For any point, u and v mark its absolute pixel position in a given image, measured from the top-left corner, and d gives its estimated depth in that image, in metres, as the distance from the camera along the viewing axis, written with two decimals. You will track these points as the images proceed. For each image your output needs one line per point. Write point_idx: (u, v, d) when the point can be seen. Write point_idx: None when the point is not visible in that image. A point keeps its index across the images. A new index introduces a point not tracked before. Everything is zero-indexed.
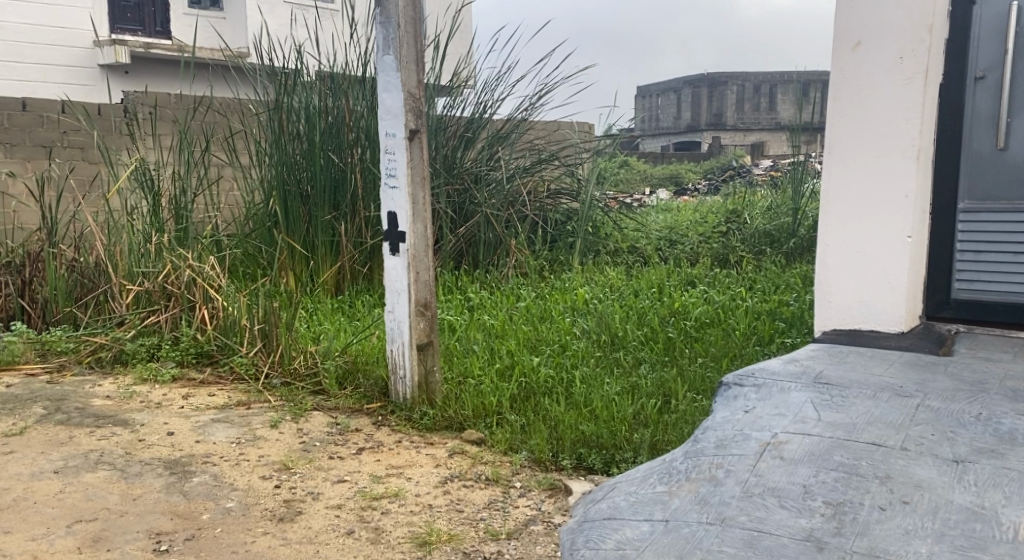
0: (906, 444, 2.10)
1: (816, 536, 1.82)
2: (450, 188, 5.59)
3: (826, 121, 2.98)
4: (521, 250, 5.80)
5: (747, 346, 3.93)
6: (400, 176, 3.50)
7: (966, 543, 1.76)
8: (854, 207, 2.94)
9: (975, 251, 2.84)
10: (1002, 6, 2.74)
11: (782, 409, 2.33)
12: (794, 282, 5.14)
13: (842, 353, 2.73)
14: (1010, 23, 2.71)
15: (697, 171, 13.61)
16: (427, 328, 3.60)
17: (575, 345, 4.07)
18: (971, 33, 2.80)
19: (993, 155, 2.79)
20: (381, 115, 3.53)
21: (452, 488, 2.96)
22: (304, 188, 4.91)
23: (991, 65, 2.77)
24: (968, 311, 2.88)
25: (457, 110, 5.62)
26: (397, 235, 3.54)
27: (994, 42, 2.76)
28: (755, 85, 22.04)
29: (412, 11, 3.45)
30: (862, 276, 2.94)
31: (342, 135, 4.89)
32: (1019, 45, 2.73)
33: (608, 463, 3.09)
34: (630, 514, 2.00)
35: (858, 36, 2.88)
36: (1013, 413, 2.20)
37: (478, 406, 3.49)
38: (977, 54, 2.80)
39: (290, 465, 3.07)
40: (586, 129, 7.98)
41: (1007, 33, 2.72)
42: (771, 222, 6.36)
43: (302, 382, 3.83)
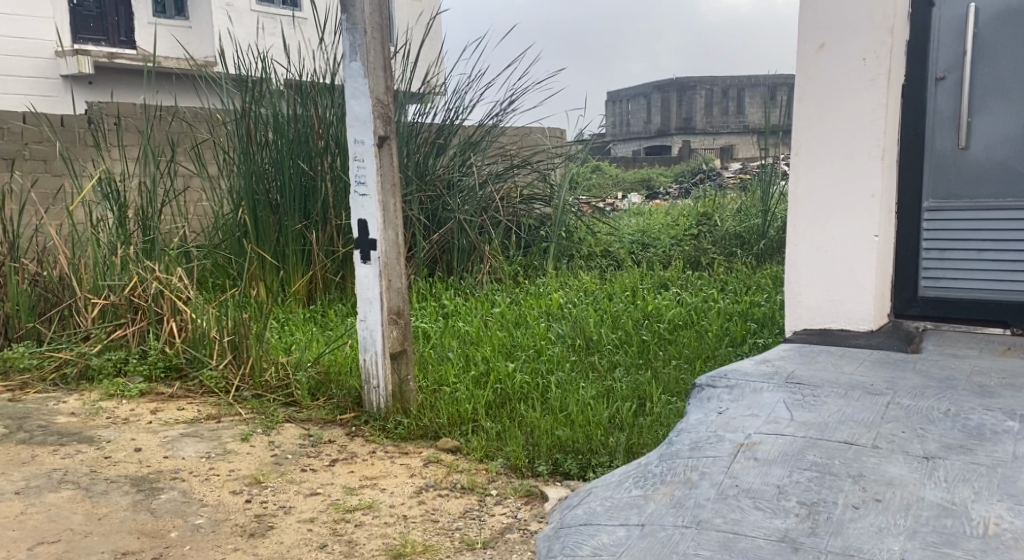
0: (878, 442, 2.11)
1: (791, 537, 1.82)
2: (423, 196, 5.57)
3: (792, 123, 3.00)
4: (495, 256, 5.79)
5: (720, 347, 3.94)
6: (370, 184, 3.47)
7: (938, 539, 1.77)
8: (822, 207, 2.97)
9: (941, 249, 2.87)
10: (960, 8, 2.78)
11: (755, 410, 2.33)
12: (764, 282, 5.17)
13: (814, 353, 2.74)
14: (968, 25, 2.74)
15: (668, 175, 13.70)
16: (400, 337, 3.60)
17: (551, 350, 4.05)
18: (931, 34, 2.83)
19: (956, 155, 2.83)
20: (348, 122, 3.50)
21: (427, 499, 2.94)
22: (274, 198, 4.86)
23: (951, 66, 2.81)
24: (935, 309, 2.91)
25: (428, 117, 5.64)
26: (368, 243, 3.51)
27: (954, 43, 2.80)
28: (722, 89, 22.21)
29: (379, 18, 3.44)
30: (831, 276, 2.97)
31: (311, 143, 4.84)
32: (979, 45, 2.76)
33: (585, 468, 3.08)
34: (607, 519, 1.99)
35: (821, 39, 2.91)
36: (981, 408, 2.21)
37: (454, 414, 3.47)
38: (937, 56, 2.83)
39: (261, 479, 3.03)
40: (558, 134, 8.00)
41: (965, 35, 2.76)
42: (742, 224, 6.40)
43: (273, 394, 3.79)
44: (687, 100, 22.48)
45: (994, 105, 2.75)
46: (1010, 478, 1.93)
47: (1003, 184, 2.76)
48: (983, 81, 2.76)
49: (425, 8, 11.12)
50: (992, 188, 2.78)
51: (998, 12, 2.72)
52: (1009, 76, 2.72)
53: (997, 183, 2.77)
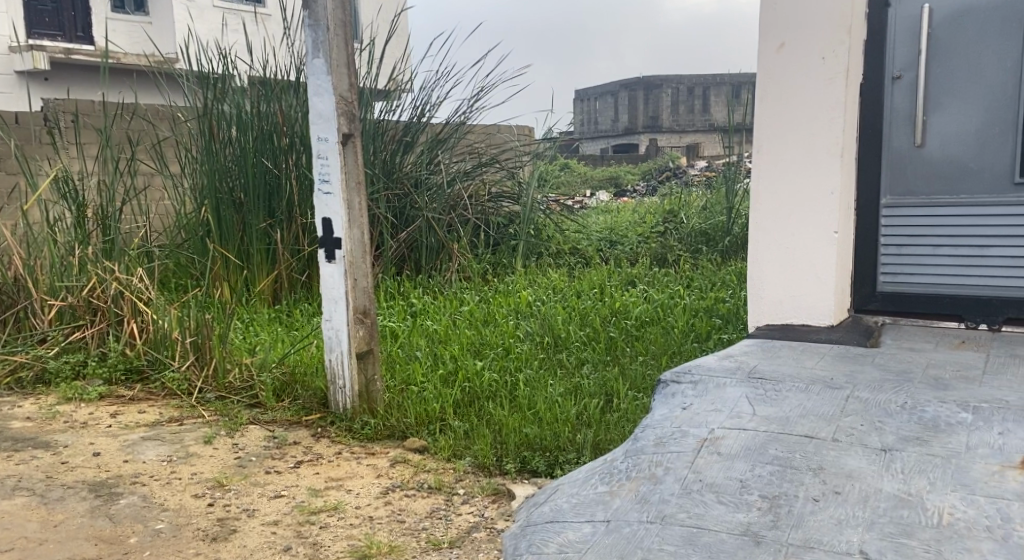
0: (837, 435, 2.14)
1: (753, 530, 1.84)
2: (390, 193, 5.55)
3: (754, 122, 3.04)
4: (463, 254, 5.77)
5: (686, 343, 3.98)
6: (334, 182, 3.45)
7: (894, 530, 1.80)
8: (782, 204, 3.01)
9: (898, 245, 2.92)
10: (915, 8, 2.82)
11: (719, 405, 2.36)
12: (729, 279, 5.23)
13: (775, 348, 2.78)
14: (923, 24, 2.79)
15: (636, 173, 13.78)
16: (366, 336, 3.56)
17: (519, 348, 4.06)
18: (887, 34, 2.88)
19: (912, 152, 2.87)
20: (312, 119, 3.47)
21: (393, 499, 2.93)
22: (238, 197, 4.81)
23: (907, 65, 2.85)
24: (893, 304, 2.96)
25: (395, 114, 5.60)
26: (333, 242, 3.49)
27: (909, 42, 2.84)
28: (687, 88, 22.54)
29: (342, 14, 3.40)
30: (793, 273, 3.00)
31: (275, 141, 4.80)
32: (933, 44, 2.81)
33: (553, 465, 3.09)
34: (573, 517, 2.01)
35: (781, 38, 2.95)
36: (936, 401, 2.25)
37: (421, 413, 3.46)
38: (893, 55, 2.88)
39: (224, 482, 3.01)
40: (525, 131, 8.01)
41: (920, 34, 2.81)
42: (707, 221, 6.46)
43: (237, 395, 3.76)
44: (654, 98, 22.62)
45: (948, 104, 2.80)
46: (964, 469, 1.96)
47: (957, 181, 2.81)
48: (938, 80, 2.81)
49: (390, 5, 11.05)
50: (947, 185, 2.83)
51: (952, 12, 2.77)
52: (963, 75, 2.77)
53: (952, 180, 2.82)
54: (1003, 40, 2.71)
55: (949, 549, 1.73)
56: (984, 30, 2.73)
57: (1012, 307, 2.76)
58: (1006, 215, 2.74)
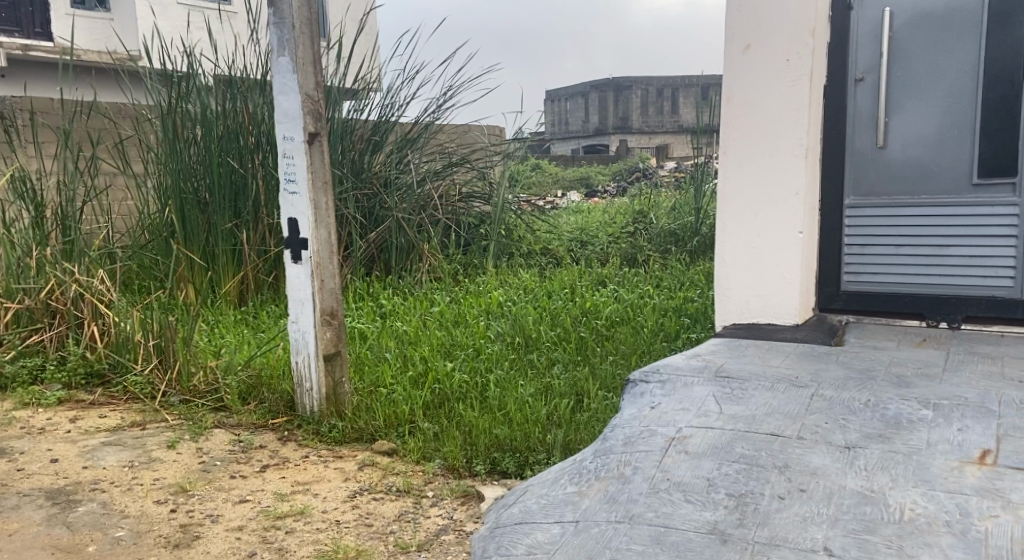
0: (802, 433, 2.15)
1: (719, 529, 1.84)
2: (359, 193, 5.51)
3: (720, 122, 3.08)
4: (434, 254, 5.75)
5: (655, 342, 4.00)
6: (300, 182, 3.42)
7: (858, 526, 1.81)
8: (749, 204, 3.05)
9: (861, 244, 3.04)
10: (877, 12, 2.92)
11: (686, 404, 2.36)
12: (698, 279, 5.26)
13: (741, 347, 2.80)
14: (884, 29, 2.89)
15: (606, 174, 13.82)
16: (335, 338, 3.54)
17: (489, 348, 4.05)
18: (850, 37, 2.96)
19: (875, 153, 2.98)
20: (278, 118, 3.44)
21: (360, 503, 2.91)
22: (203, 196, 4.75)
23: (870, 68, 2.95)
24: (857, 303, 3.07)
25: (363, 113, 5.56)
26: (299, 242, 3.45)
27: (871, 46, 2.94)
28: (657, 89, 22.71)
29: (308, 12, 3.37)
30: (759, 272, 3.05)
31: (242, 139, 4.74)
32: (894, 48, 2.91)
33: (523, 465, 3.09)
34: (542, 517, 2.00)
35: (748, 39, 2.99)
36: (898, 398, 2.27)
37: (391, 415, 3.44)
38: (856, 58, 2.97)
39: (188, 487, 2.96)
40: (495, 131, 8.00)
41: (882, 38, 2.90)
42: (676, 221, 6.50)
43: (202, 399, 3.72)
44: (624, 99, 22.70)
45: (909, 107, 2.91)
46: (925, 466, 1.98)
47: (917, 181, 2.92)
48: (899, 83, 2.91)
49: (359, 3, 10.96)
50: (908, 186, 2.94)
51: (912, 17, 2.88)
52: (922, 78, 2.88)
53: (912, 181, 2.93)
54: (961, 45, 2.82)
55: (910, 544, 1.74)
56: (942, 35, 2.84)
57: (970, 306, 2.88)
58: (963, 216, 2.86)
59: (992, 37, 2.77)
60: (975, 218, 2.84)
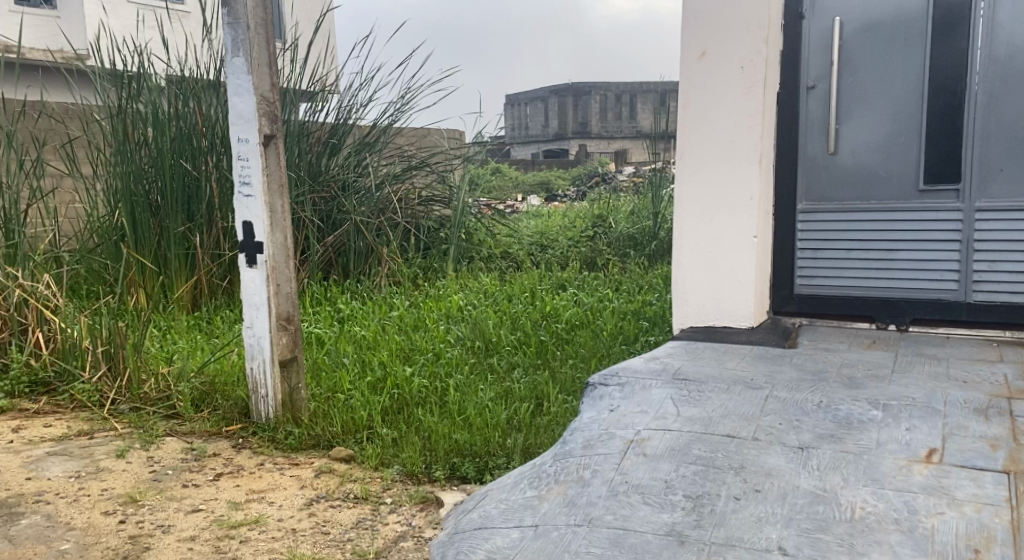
0: (758, 434, 2.16)
1: (677, 530, 1.85)
2: (316, 196, 5.45)
3: (676, 128, 3.10)
4: (393, 258, 5.71)
5: (614, 346, 4.00)
6: (255, 184, 3.36)
7: (811, 525, 1.82)
8: (705, 209, 3.08)
9: (813, 249, 3.13)
10: (827, 21, 3.01)
11: (644, 407, 2.36)
12: (656, 282, 5.29)
13: (699, 350, 2.81)
14: (835, 38, 2.98)
15: (566, 178, 13.84)
16: (290, 343, 3.50)
17: (449, 353, 4.01)
18: (802, 45, 3.05)
19: (825, 159, 3.07)
20: (232, 120, 3.38)
21: (317, 510, 2.87)
22: (154, 199, 4.66)
23: (820, 76, 3.04)
24: (810, 305, 3.16)
25: (320, 115, 5.52)
26: (254, 246, 3.40)
27: (822, 54, 3.03)
28: (615, 95, 22.85)
29: (263, 12, 3.32)
30: (714, 276, 3.08)
31: (195, 141, 4.65)
32: (843, 57, 3.01)
33: (483, 471, 3.06)
34: (501, 522, 1.99)
35: (703, 46, 3.02)
36: (850, 399, 2.30)
37: (348, 422, 3.40)
38: (808, 66, 3.06)
39: (137, 497, 2.90)
40: (455, 135, 7.96)
41: (831, 47, 3.00)
42: (635, 226, 6.52)
43: (153, 406, 3.64)
44: (583, 104, 22.77)
45: (858, 114, 3.01)
46: (875, 465, 2.00)
47: (867, 187, 3.02)
48: (849, 90, 3.02)
49: (315, 3, 10.82)
50: (858, 191, 3.04)
51: (861, 26, 2.98)
52: (871, 87, 2.98)
53: (862, 186, 3.03)
54: (907, 55, 2.93)
55: (861, 542, 1.76)
56: (889, 45, 2.95)
57: (917, 308, 2.99)
58: (909, 221, 2.97)
59: (936, 47, 2.88)
60: (921, 223, 2.95)
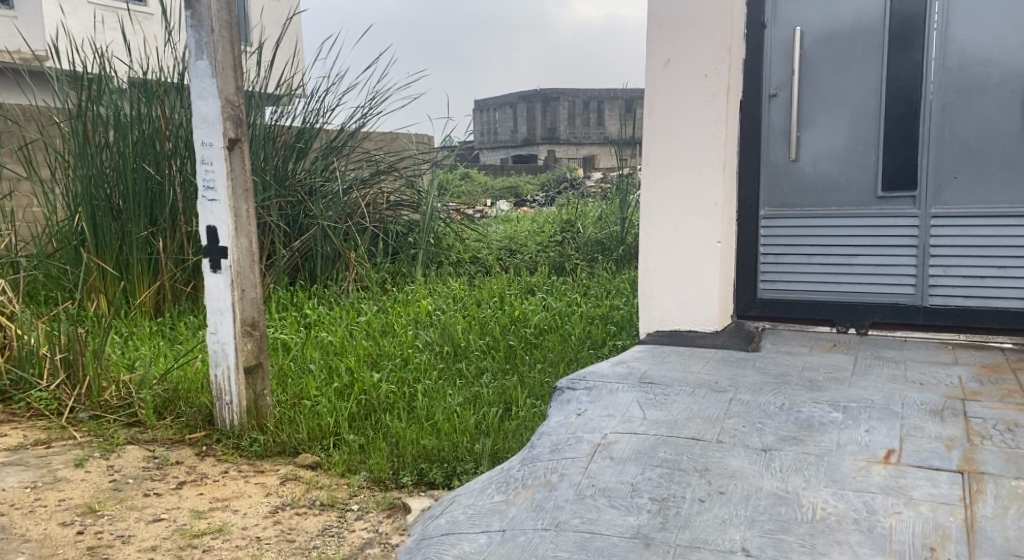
0: (722, 437, 2.18)
1: (643, 533, 1.85)
2: (281, 200, 5.39)
3: (641, 135, 3.11)
4: (361, 263, 5.67)
5: (582, 350, 4.01)
6: (219, 188, 3.32)
7: (773, 526, 1.83)
8: (670, 214, 3.09)
9: (776, 254, 3.18)
10: (788, 31, 3.08)
11: (610, 410, 2.37)
12: (624, 287, 5.32)
13: (664, 353, 2.83)
14: (796, 47, 3.05)
15: (535, 183, 13.86)
16: (255, 349, 3.47)
17: (417, 358, 3.99)
18: (764, 55, 3.12)
19: (787, 165, 3.14)
20: (195, 123, 3.34)
21: (282, 518, 2.84)
22: (115, 203, 4.59)
23: (782, 84, 3.11)
24: (772, 309, 3.20)
25: (286, 119, 5.47)
26: (218, 251, 3.35)
27: (783, 63, 3.10)
28: (584, 101, 22.92)
29: (227, 15, 3.29)
30: (679, 280, 3.10)
31: (159, 144, 4.58)
32: (804, 66, 3.08)
33: (450, 476, 3.05)
34: (468, 527, 1.99)
35: (668, 54, 3.04)
36: (811, 401, 2.32)
37: (314, 428, 3.37)
38: (770, 74, 3.12)
39: (96, 507, 2.84)
40: (423, 139, 7.93)
41: (792, 57, 3.07)
42: (602, 231, 6.54)
43: (113, 414, 3.58)
44: (552, 109, 22.83)
45: (819, 122, 3.08)
46: (835, 466, 2.02)
47: (828, 193, 3.09)
48: (810, 99, 3.09)
49: (281, 7, 10.74)
50: (819, 197, 3.11)
51: (820, 36, 3.05)
52: (830, 95, 3.06)
53: (823, 192, 3.10)
54: (865, 65, 3.00)
55: (821, 542, 1.78)
56: (848, 55, 3.02)
57: (875, 312, 3.06)
58: (869, 226, 3.04)
59: (893, 58, 2.96)
60: (879, 229, 3.03)
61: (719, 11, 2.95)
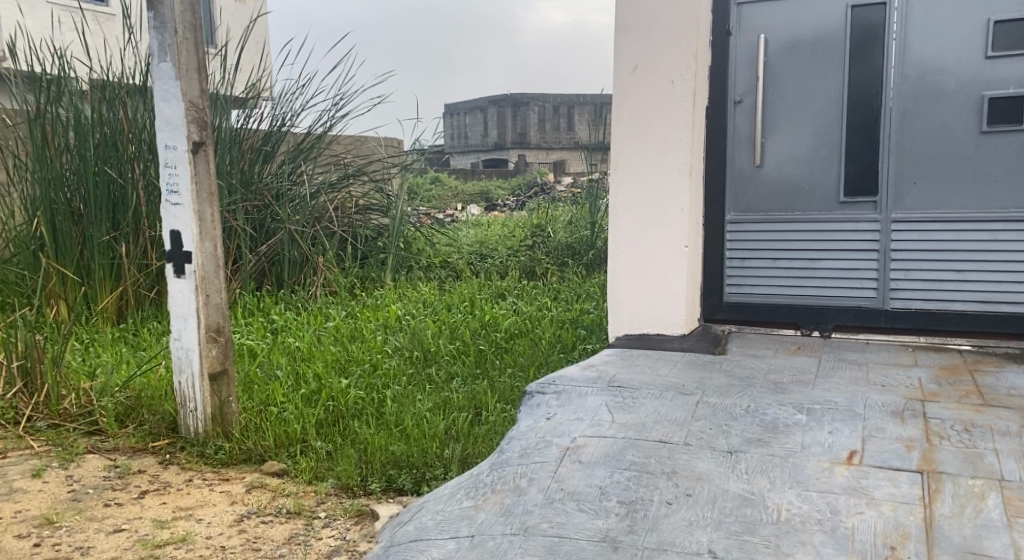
0: (689, 439, 2.18)
1: (611, 536, 1.84)
2: (247, 204, 5.33)
3: (610, 142, 3.11)
4: (329, 267, 5.62)
5: (552, 354, 4.00)
6: (183, 192, 3.27)
7: (739, 528, 1.83)
8: (639, 219, 3.10)
9: (742, 258, 3.20)
10: (752, 38, 3.11)
11: (580, 414, 2.36)
12: (594, 291, 5.32)
13: (633, 357, 2.83)
14: (760, 55, 3.08)
15: (507, 187, 13.85)
16: (220, 356, 3.39)
17: (387, 363, 3.95)
18: (728, 62, 3.14)
19: (752, 171, 3.15)
20: (158, 126, 3.28)
21: (248, 526, 2.79)
22: (76, 207, 4.51)
23: (747, 91, 3.13)
24: (738, 313, 3.22)
25: (252, 122, 5.40)
26: (181, 256, 3.30)
27: (748, 71, 3.12)
28: (554, 106, 22.95)
29: (191, 17, 3.25)
30: (647, 284, 3.10)
31: (121, 147, 4.53)
32: (768, 73, 3.11)
33: (419, 482, 3.02)
34: (437, 533, 1.96)
35: (635, 60, 3.05)
36: (777, 403, 2.33)
37: (281, 435, 3.32)
38: (734, 81, 3.14)
39: (54, 518, 2.78)
40: (393, 143, 7.88)
41: (757, 64, 3.09)
42: (572, 235, 6.55)
43: (73, 423, 3.50)
44: (522, 114, 22.84)
45: (783, 128, 3.11)
46: (800, 467, 2.03)
47: (792, 198, 3.11)
48: (774, 105, 3.11)
49: (247, 9, 10.64)
50: (784, 202, 3.13)
51: (784, 43, 3.08)
52: (794, 102, 3.08)
53: (788, 198, 3.12)
54: (828, 72, 3.03)
55: (786, 543, 1.78)
56: (811, 62, 3.05)
57: (839, 315, 3.08)
58: (832, 230, 3.06)
59: (855, 65, 2.99)
60: (842, 232, 3.05)
61: (685, 18, 2.96)
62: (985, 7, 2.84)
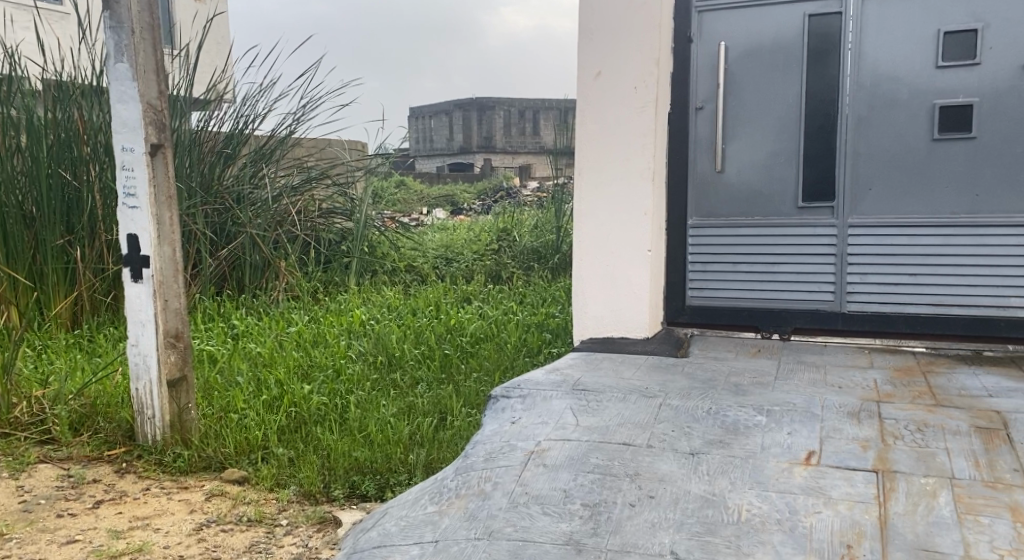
0: (652, 442, 2.18)
1: (574, 539, 1.84)
2: (207, 208, 5.26)
3: (573, 147, 3.12)
4: (292, 272, 5.57)
5: (517, 358, 4.00)
6: (140, 195, 3.22)
7: (700, 529, 1.84)
8: (602, 224, 3.10)
9: (703, 261, 3.22)
10: (712, 45, 3.13)
11: (544, 418, 2.35)
12: (560, 295, 5.33)
13: (597, 360, 2.83)
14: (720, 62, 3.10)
15: (473, 190, 13.84)
16: (179, 361, 3.34)
17: (350, 368, 3.92)
18: (689, 68, 3.16)
19: (714, 177, 3.18)
20: (114, 127, 3.23)
21: (207, 535, 2.75)
22: (28, 210, 4.39)
23: (708, 97, 3.15)
24: (701, 316, 3.24)
25: (212, 124, 5.33)
26: (139, 260, 3.24)
27: (708, 77, 3.15)
28: (519, 110, 22.97)
29: (148, 17, 3.20)
30: (611, 288, 3.11)
31: (76, 149, 4.44)
32: (728, 80, 3.13)
33: (383, 488, 3.00)
34: (400, 539, 1.94)
35: (598, 66, 3.06)
36: (737, 406, 2.34)
37: (242, 442, 3.28)
38: (696, 88, 3.17)
39: (3, 531, 2.73)
40: (357, 147, 7.84)
41: (717, 70, 3.12)
42: (538, 239, 6.55)
43: (25, 431, 3.42)
44: (488, 118, 22.83)
45: (744, 134, 3.13)
46: (759, 468, 2.04)
47: (753, 203, 3.14)
48: (735, 111, 3.14)
49: (207, 8, 10.51)
50: (745, 207, 3.15)
51: (744, 50, 3.11)
52: (754, 108, 3.11)
53: (748, 203, 3.15)
54: (787, 79, 3.06)
55: (746, 543, 1.78)
56: (770, 69, 3.08)
57: (799, 317, 3.12)
58: (791, 233, 3.09)
59: (812, 73, 3.03)
60: (802, 235, 3.08)
61: (647, 24, 2.98)
62: (935, 16, 2.89)
